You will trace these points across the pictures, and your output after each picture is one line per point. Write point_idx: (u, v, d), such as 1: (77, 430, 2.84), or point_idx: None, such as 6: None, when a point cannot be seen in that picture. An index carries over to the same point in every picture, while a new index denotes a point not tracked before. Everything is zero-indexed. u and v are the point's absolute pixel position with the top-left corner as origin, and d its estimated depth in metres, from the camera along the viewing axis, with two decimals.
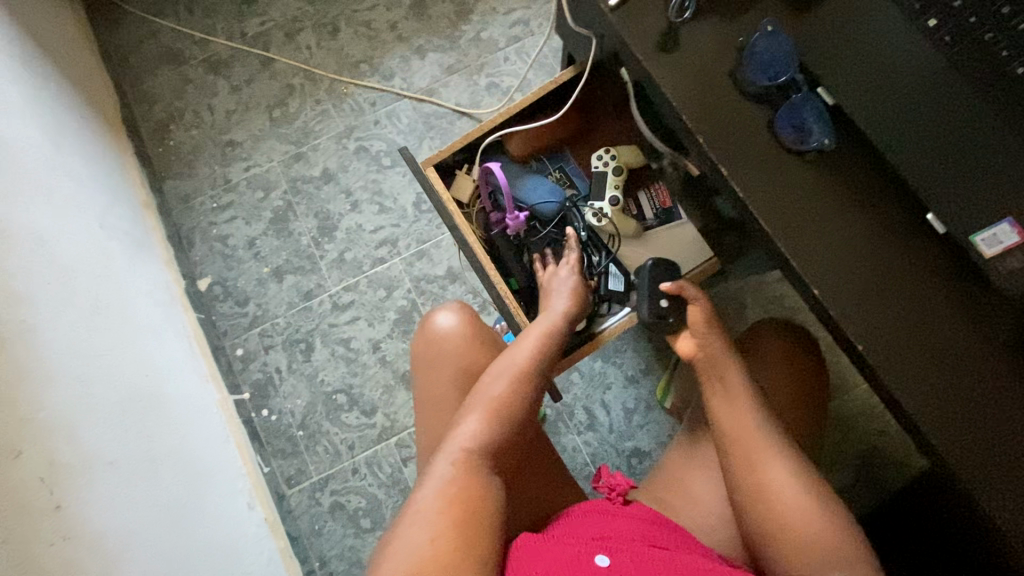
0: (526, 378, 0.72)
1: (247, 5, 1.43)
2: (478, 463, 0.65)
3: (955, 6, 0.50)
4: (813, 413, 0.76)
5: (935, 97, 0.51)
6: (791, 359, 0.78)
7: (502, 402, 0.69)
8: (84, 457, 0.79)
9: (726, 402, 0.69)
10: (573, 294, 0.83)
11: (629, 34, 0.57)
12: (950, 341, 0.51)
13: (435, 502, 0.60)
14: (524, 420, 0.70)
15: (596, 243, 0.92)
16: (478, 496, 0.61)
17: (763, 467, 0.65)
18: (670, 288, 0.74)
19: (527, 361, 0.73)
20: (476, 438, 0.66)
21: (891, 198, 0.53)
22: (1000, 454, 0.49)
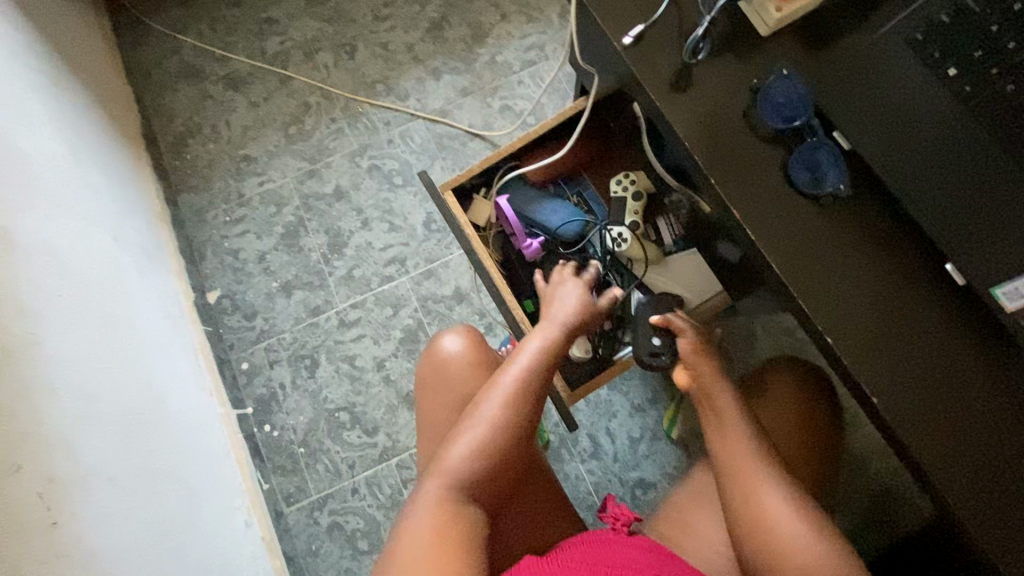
0: (524, 397, 0.68)
1: (268, 24, 1.46)
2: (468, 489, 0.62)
3: (975, 55, 0.49)
4: (820, 446, 0.74)
5: (957, 146, 0.50)
6: (799, 388, 0.76)
7: (497, 424, 0.65)
8: (84, 472, 0.79)
9: (720, 429, 0.67)
10: (577, 301, 0.76)
11: (642, 73, 0.56)
12: (972, 396, 0.49)
13: (421, 531, 0.59)
14: (520, 441, 0.66)
15: (618, 268, 0.93)
16: (464, 528, 0.60)
17: (759, 498, 0.62)
18: (657, 321, 0.75)
19: (524, 378, 0.68)
20: (467, 463, 0.63)
21: (908, 247, 0.52)
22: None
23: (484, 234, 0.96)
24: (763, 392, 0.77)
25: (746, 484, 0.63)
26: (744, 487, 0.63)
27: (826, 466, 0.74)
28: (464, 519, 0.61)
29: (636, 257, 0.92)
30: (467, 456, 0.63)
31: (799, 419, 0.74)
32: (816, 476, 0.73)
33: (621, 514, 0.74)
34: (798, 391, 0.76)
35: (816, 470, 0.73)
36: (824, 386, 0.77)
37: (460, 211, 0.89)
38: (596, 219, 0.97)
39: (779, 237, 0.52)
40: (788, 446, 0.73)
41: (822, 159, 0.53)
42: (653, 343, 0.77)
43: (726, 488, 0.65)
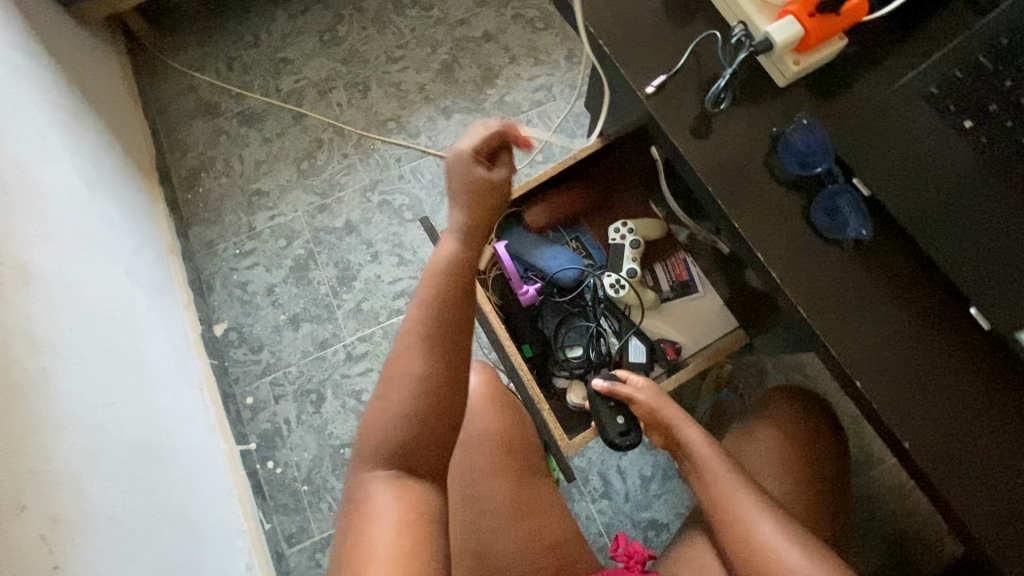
0: (444, 327, 0.55)
1: (284, 64, 1.50)
2: (412, 460, 0.53)
3: (990, 109, 0.49)
4: (822, 484, 0.73)
5: (975, 197, 0.50)
6: (804, 422, 0.77)
7: (419, 376, 0.53)
8: (87, 512, 0.77)
9: (702, 466, 0.69)
10: (467, 192, 0.59)
11: (663, 119, 0.57)
12: (1003, 436, 0.48)
13: (373, 537, 0.48)
14: (457, 378, 0.55)
15: (616, 313, 0.88)
16: (419, 513, 0.50)
17: (752, 532, 0.62)
18: (601, 389, 0.78)
19: (436, 305, 0.55)
20: (396, 432, 0.52)
21: (930, 286, 0.52)
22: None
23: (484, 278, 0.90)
24: (754, 432, 0.77)
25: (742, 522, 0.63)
26: (732, 517, 0.64)
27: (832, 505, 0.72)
28: (418, 498, 0.51)
29: (632, 303, 0.87)
30: (394, 422, 0.53)
31: (796, 457, 0.74)
32: (822, 514, 0.72)
33: (634, 552, 0.75)
34: (802, 423, 0.77)
35: (824, 510, 0.72)
36: (826, 423, 0.77)
37: None
38: (593, 264, 0.90)
39: (800, 278, 0.52)
40: (784, 485, 0.73)
41: (842, 205, 0.53)
42: (619, 422, 0.80)
43: (717, 520, 0.65)
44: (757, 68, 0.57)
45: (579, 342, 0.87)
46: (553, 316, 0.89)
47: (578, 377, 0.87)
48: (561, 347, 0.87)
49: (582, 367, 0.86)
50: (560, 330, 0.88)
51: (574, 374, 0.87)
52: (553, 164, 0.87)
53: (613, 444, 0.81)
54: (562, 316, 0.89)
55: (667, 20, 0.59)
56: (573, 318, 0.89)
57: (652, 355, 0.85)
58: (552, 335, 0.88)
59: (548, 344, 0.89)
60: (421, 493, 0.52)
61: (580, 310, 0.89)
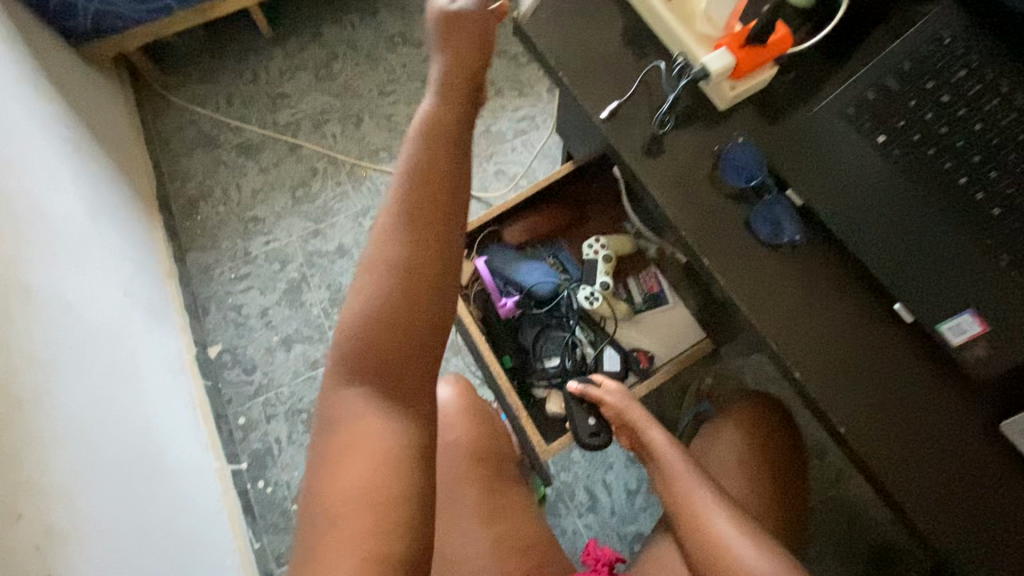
0: (422, 201, 0.52)
1: (281, 98, 1.58)
2: (390, 364, 0.51)
3: (899, 125, 0.56)
4: (779, 483, 0.78)
5: (893, 204, 0.55)
6: (761, 424, 0.82)
7: (393, 258, 0.51)
8: (81, 523, 0.79)
9: (665, 467, 0.73)
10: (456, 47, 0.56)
11: (618, 141, 0.62)
12: (932, 421, 0.52)
13: (341, 485, 0.47)
14: (433, 259, 0.51)
15: (590, 324, 0.93)
16: (394, 468, 0.48)
17: (710, 527, 0.66)
18: (575, 391, 0.82)
19: (416, 171, 0.52)
20: (372, 326, 0.50)
21: (860, 285, 0.56)
22: (989, 538, 0.49)
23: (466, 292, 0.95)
24: (715, 437, 0.83)
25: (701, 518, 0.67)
26: (692, 514, 0.68)
27: (789, 505, 0.77)
28: (395, 436, 0.49)
29: (606, 315, 0.92)
30: (369, 313, 0.50)
31: (754, 459, 0.79)
32: (780, 513, 0.76)
33: (601, 555, 0.80)
34: (759, 424, 0.82)
35: (783, 507, 0.76)
36: (782, 424, 0.83)
37: None
38: (569, 279, 0.94)
39: (741, 279, 0.57)
40: (742, 487, 0.78)
41: (780, 214, 0.58)
42: (590, 424, 0.83)
43: (679, 520, 0.69)
44: (700, 95, 0.63)
45: (556, 353, 0.91)
46: (532, 328, 0.93)
47: (555, 387, 0.90)
48: (539, 358, 0.91)
49: (559, 376, 0.90)
50: (538, 341, 0.92)
51: (552, 383, 0.90)
52: (530, 184, 0.94)
53: (584, 446, 0.84)
54: (540, 327, 0.93)
55: (620, 55, 0.66)
56: (551, 330, 0.93)
57: (626, 364, 0.90)
58: (530, 346, 0.92)
59: (526, 354, 0.93)
60: (400, 449, 0.49)
61: (557, 322, 0.93)
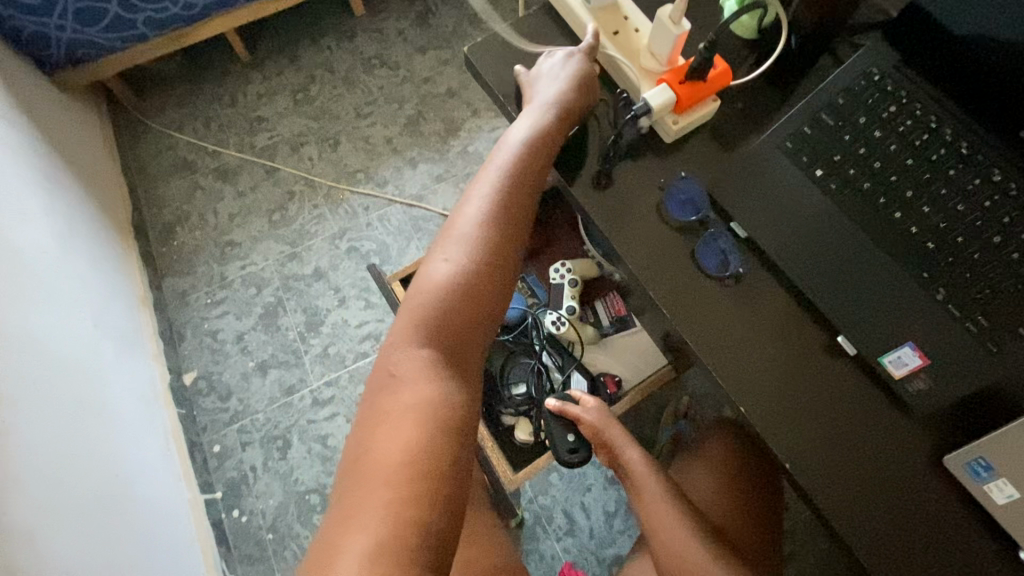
0: (513, 208, 0.61)
1: (258, 122, 1.59)
2: (458, 339, 0.57)
3: (835, 159, 0.56)
4: (755, 513, 0.77)
5: (830, 236, 0.56)
6: (737, 453, 0.80)
7: (481, 252, 0.59)
8: (43, 564, 0.78)
9: (642, 495, 0.71)
10: (573, 77, 0.63)
11: (567, 174, 0.63)
12: (884, 457, 0.52)
13: (385, 446, 0.48)
14: (512, 261, 0.61)
15: (558, 348, 0.93)
16: (429, 426, 0.50)
17: (679, 558, 0.67)
18: (553, 408, 0.76)
19: (515, 178, 0.61)
20: (457, 302, 0.57)
21: (808, 318, 0.56)
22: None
23: None
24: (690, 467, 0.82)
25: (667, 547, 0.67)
26: (661, 545, 0.68)
27: (764, 536, 0.76)
28: (444, 407, 0.52)
29: (573, 339, 0.92)
30: (456, 289, 0.57)
31: (730, 490, 0.78)
32: (755, 543, 0.75)
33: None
34: (735, 455, 0.80)
35: (758, 537, 0.75)
36: (761, 454, 0.81)
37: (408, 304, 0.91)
38: (537, 303, 0.96)
39: (690, 315, 0.57)
40: (719, 510, 0.76)
41: (724, 246, 0.59)
42: (569, 440, 0.76)
43: (658, 551, 0.68)
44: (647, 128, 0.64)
45: (523, 379, 0.90)
46: (499, 354, 0.92)
47: (523, 414, 0.89)
48: (506, 385, 0.90)
49: (526, 404, 0.89)
50: (505, 368, 0.91)
51: (520, 412, 0.89)
52: None
53: (563, 463, 0.77)
54: (507, 354, 0.92)
55: None
56: (518, 356, 0.92)
57: (593, 389, 0.89)
58: (497, 372, 0.91)
59: (494, 381, 0.92)
60: (444, 421, 0.51)
61: (524, 349, 0.92)
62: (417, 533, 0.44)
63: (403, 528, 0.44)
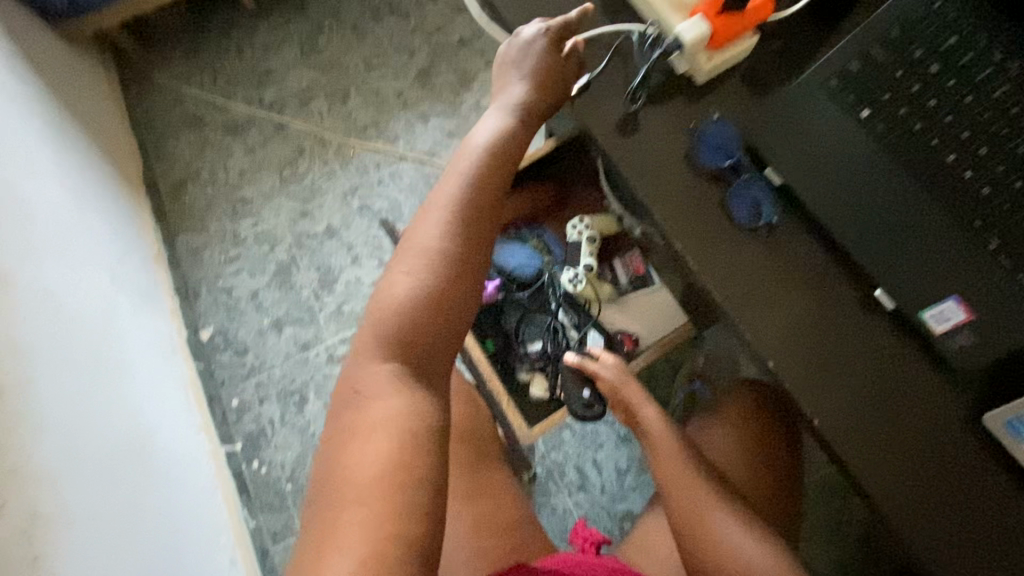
0: (478, 218, 0.60)
1: (266, 75, 1.54)
2: (422, 354, 0.56)
3: (884, 98, 0.52)
4: (771, 472, 0.76)
5: (871, 184, 0.53)
6: (756, 412, 0.79)
7: (442, 264, 0.57)
8: (68, 509, 0.80)
9: (658, 450, 0.71)
10: (534, 77, 0.61)
11: (588, 118, 0.60)
12: (914, 413, 0.50)
13: (358, 460, 0.48)
14: (477, 270, 0.59)
15: (574, 307, 0.90)
16: (402, 436, 0.49)
17: (696, 513, 0.66)
18: (572, 363, 0.76)
19: (475, 186, 0.60)
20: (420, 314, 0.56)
21: (842, 272, 0.54)
22: (964, 534, 0.48)
23: None
24: (708, 427, 0.81)
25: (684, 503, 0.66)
26: (679, 499, 0.67)
27: (781, 493, 0.75)
28: (414, 417, 0.51)
29: (590, 298, 0.89)
30: (419, 302, 0.56)
31: (747, 450, 0.77)
32: (770, 501, 0.74)
33: (589, 535, 0.80)
34: (753, 414, 0.79)
35: (773, 495, 0.75)
36: (780, 412, 0.80)
37: None
38: (553, 261, 0.92)
39: (715, 267, 0.54)
40: (734, 465, 0.76)
41: (757, 194, 0.55)
42: (585, 396, 0.78)
43: (672, 504, 0.68)
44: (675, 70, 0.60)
45: (538, 337, 0.90)
46: (514, 312, 0.92)
47: (539, 370, 0.89)
48: (521, 342, 0.90)
49: (541, 360, 0.89)
50: (521, 325, 0.91)
51: (535, 369, 0.89)
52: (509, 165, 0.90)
53: (578, 418, 0.80)
54: (523, 311, 0.91)
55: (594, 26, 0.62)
56: (534, 313, 0.91)
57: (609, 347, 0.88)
58: (512, 329, 0.91)
59: (509, 338, 0.91)
60: (417, 431, 0.50)
61: (539, 306, 0.92)
62: (401, 546, 0.44)
63: (381, 540, 0.44)
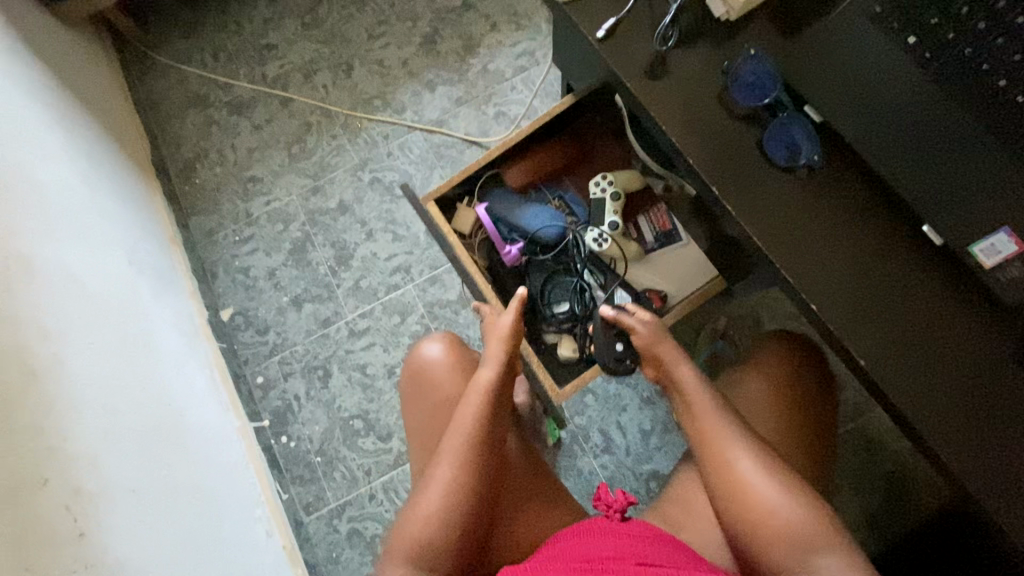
0: (475, 438, 0.68)
1: (268, 50, 1.51)
2: (437, 550, 0.62)
3: (931, 23, 0.52)
4: (806, 418, 0.76)
5: (911, 114, 0.54)
6: (791, 359, 0.79)
7: (456, 481, 0.65)
8: (108, 485, 0.82)
9: (693, 405, 0.70)
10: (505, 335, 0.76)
11: (616, 62, 0.61)
12: (957, 341, 0.52)
13: None
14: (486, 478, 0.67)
15: (599, 266, 0.90)
16: None
17: (732, 468, 0.64)
18: (608, 317, 0.77)
19: (481, 416, 0.70)
20: (430, 532, 0.62)
21: (881, 211, 0.56)
22: (1002, 457, 0.49)
23: (470, 242, 0.92)
24: (740, 379, 0.80)
25: (722, 459, 0.65)
26: (715, 453, 0.66)
27: (817, 438, 0.76)
28: None
29: (615, 257, 0.90)
30: (425, 509, 0.64)
31: (781, 398, 0.77)
32: (804, 445, 0.75)
33: (613, 501, 0.72)
34: (785, 361, 0.79)
35: (807, 441, 0.75)
36: (814, 359, 0.80)
37: (443, 223, 0.87)
38: (576, 222, 0.93)
39: (755, 207, 0.56)
40: (767, 424, 0.76)
41: (796, 134, 0.57)
42: (616, 348, 0.80)
43: (704, 457, 0.67)
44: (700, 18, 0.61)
45: (565, 299, 0.89)
46: (539, 276, 0.91)
47: (566, 331, 0.89)
48: (547, 304, 0.90)
49: (569, 321, 0.89)
50: (546, 288, 0.90)
51: (562, 329, 0.89)
52: (528, 123, 0.88)
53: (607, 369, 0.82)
54: (548, 274, 0.90)
55: None
56: (559, 276, 0.90)
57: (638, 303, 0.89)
58: (538, 292, 0.90)
59: (535, 302, 0.91)
60: None
61: (565, 267, 0.90)
62: None
63: None
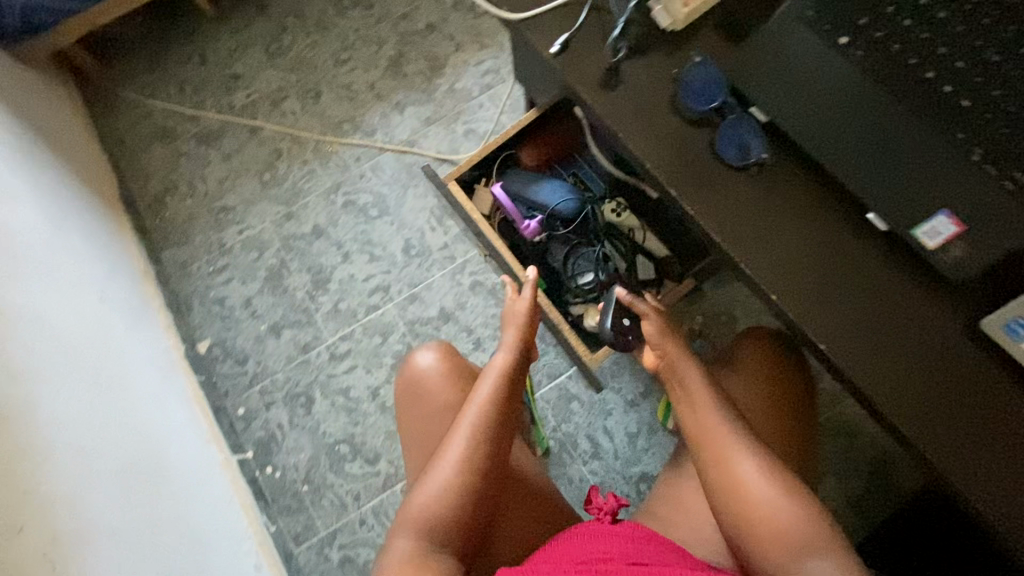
0: (486, 419, 0.68)
1: (234, 80, 1.51)
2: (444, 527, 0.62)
3: (861, 24, 0.57)
4: (790, 411, 0.78)
5: (852, 108, 0.57)
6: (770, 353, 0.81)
7: (465, 459, 0.65)
8: (87, 528, 0.80)
9: (683, 400, 0.72)
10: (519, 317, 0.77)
11: (573, 76, 0.64)
12: (913, 321, 0.55)
13: None
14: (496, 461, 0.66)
15: (619, 237, 0.95)
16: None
17: (724, 461, 0.66)
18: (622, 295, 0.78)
19: (492, 398, 0.70)
20: (436, 509, 0.62)
21: (833, 202, 0.59)
22: (963, 431, 0.52)
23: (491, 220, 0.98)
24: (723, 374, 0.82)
25: (712, 452, 0.67)
26: (706, 448, 0.68)
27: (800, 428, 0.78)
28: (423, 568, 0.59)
29: (632, 226, 0.95)
30: (434, 486, 0.64)
31: (764, 391, 0.79)
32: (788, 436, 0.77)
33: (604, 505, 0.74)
34: (765, 355, 0.81)
35: (791, 431, 0.77)
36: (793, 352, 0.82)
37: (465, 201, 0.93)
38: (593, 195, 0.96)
39: (715, 205, 0.59)
40: (753, 416, 0.78)
41: (744, 133, 0.60)
42: (625, 324, 0.82)
43: (696, 452, 0.69)
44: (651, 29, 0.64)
45: (589, 269, 0.94)
46: (562, 249, 0.96)
47: (593, 301, 0.93)
48: (573, 274, 0.95)
49: (595, 290, 0.93)
50: (569, 261, 0.95)
51: (588, 299, 0.94)
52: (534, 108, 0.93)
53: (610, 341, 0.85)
54: (570, 247, 0.95)
55: None
56: (580, 248, 0.96)
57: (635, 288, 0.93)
58: (563, 265, 0.96)
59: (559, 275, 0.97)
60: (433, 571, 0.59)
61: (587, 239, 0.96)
62: None
63: None
